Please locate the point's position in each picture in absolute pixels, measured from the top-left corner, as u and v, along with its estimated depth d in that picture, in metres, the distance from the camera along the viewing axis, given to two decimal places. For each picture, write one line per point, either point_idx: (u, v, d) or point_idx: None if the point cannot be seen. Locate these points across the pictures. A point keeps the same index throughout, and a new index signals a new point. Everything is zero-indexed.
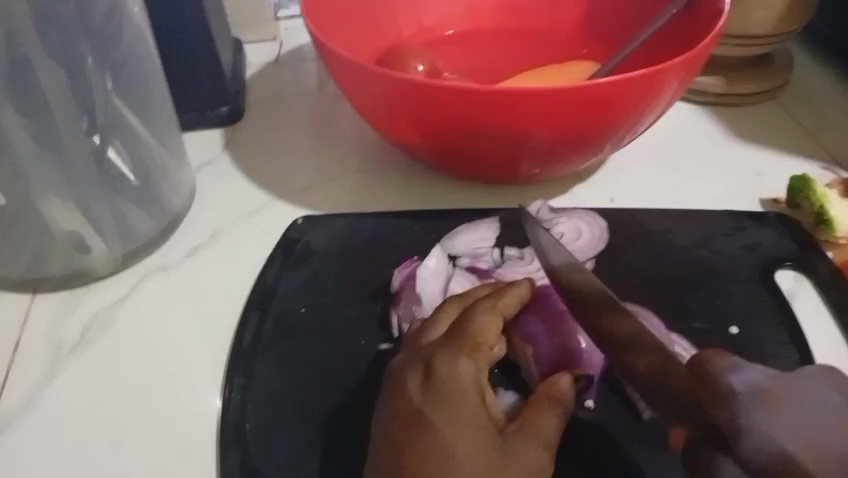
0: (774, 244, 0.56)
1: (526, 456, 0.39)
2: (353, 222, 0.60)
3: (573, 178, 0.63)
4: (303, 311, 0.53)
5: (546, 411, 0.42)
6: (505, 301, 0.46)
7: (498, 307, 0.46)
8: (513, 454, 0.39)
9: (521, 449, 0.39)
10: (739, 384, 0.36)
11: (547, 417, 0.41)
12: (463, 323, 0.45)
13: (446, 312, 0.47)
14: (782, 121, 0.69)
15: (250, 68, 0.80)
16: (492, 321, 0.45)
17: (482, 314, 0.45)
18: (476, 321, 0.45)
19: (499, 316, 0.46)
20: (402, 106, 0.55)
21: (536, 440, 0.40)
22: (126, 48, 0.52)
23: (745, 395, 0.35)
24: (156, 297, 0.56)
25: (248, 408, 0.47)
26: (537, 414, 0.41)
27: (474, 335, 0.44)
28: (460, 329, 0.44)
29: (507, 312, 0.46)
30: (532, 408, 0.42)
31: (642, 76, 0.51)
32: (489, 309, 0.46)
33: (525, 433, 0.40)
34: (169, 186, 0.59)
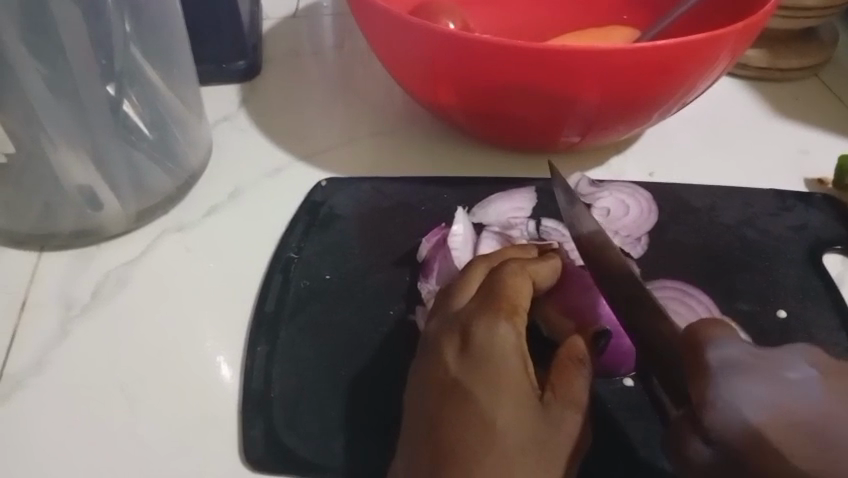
0: (822, 226, 0.53)
1: (569, 426, 0.36)
2: (380, 186, 0.57)
3: (611, 149, 0.60)
4: (328, 277, 0.50)
5: (575, 373, 0.37)
6: (536, 268, 0.43)
7: (527, 269, 0.42)
8: (554, 425, 0.35)
9: (560, 420, 0.36)
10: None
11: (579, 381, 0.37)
12: (495, 282, 0.41)
13: (473, 275, 0.43)
14: (825, 100, 0.66)
15: (268, 23, 0.76)
16: (523, 281, 0.41)
17: (512, 274, 0.41)
18: (509, 282, 0.40)
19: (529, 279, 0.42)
20: (438, 64, 0.52)
21: (571, 405, 0.36)
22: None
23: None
24: (173, 258, 0.53)
25: (272, 375, 0.45)
26: (567, 376, 0.37)
27: (509, 296, 0.40)
28: (492, 288, 0.40)
29: (537, 279, 0.43)
30: (560, 370, 0.38)
31: (700, 41, 0.48)
32: (519, 269, 0.42)
33: (561, 400, 0.36)
34: (185, 139, 0.56)
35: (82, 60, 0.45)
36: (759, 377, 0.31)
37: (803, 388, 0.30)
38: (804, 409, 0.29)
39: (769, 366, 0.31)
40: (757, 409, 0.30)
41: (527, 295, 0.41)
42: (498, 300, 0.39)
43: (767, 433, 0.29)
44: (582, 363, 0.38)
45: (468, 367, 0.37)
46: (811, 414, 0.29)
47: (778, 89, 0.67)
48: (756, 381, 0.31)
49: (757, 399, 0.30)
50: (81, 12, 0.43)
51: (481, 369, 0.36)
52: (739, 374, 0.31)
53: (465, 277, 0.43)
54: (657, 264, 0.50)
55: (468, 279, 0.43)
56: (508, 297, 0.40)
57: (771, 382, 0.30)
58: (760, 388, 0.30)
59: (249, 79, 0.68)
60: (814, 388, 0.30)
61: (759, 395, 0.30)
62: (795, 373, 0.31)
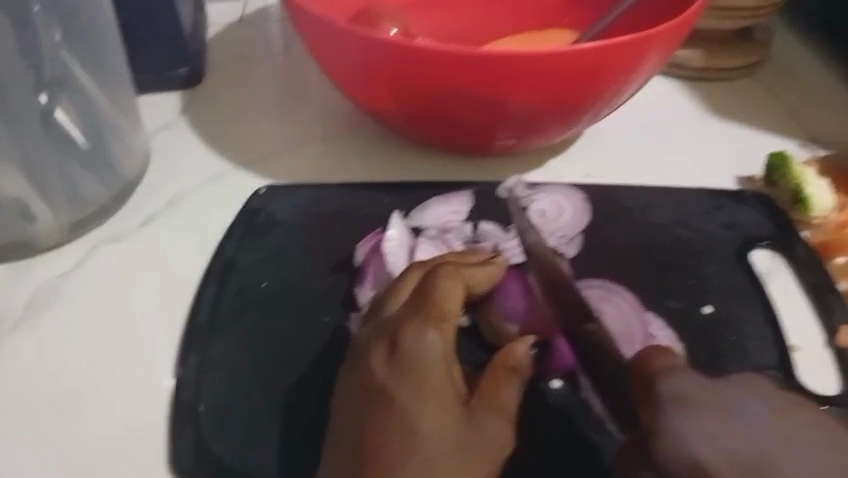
0: (752, 223, 0.54)
1: (492, 431, 0.36)
2: (320, 192, 0.56)
3: (549, 152, 0.61)
4: (264, 285, 0.50)
5: (505, 381, 0.37)
6: (470, 273, 0.43)
7: (460, 273, 0.42)
8: (478, 429, 0.36)
9: (485, 422, 0.36)
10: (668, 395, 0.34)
11: (509, 390, 0.37)
12: (427, 287, 0.40)
13: (408, 278, 0.42)
14: (761, 98, 0.67)
15: (212, 29, 0.76)
16: (456, 286, 0.41)
17: (445, 277, 0.41)
18: (442, 287, 0.40)
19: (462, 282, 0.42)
20: (372, 69, 0.53)
21: (498, 411, 0.37)
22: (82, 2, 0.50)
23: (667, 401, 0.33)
24: (109, 269, 0.52)
25: (203, 386, 0.45)
26: (496, 383, 0.37)
27: (440, 301, 0.39)
28: (424, 292, 0.40)
29: (473, 286, 0.43)
30: (490, 376, 0.38)
31: (624, 44, 0.50)
32: (452, 272, 0.41)
33: (488, 405, 0.37)
34: (122, 148, 0.56)
35: (9, 67, 0.46)
36: (707, 412, 0.32)
37: (758, 426, 0.32)
38: (755, 445, 0.31)
39: (720, 402, 0.33)
40: (704, 443, 0.31)
41: (459, 299, 0.40)
42: (428, 306, 0.39)
43: (714, 461, 0.31)
44: (515, 372, 0.38)
45: (394, 375, 0.37)
46: (758, 447, 0.31)
47: (715, 88, 0.68)
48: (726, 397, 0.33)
49: (705, 434, 0.32)
50: (9, 21, 0.45)
51: (404, 375, 0.37)
52: (688, 408, 0.33)
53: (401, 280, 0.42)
54: (589, 265, 0.51)
55: (402, 281, 0.42)
56: (439, 301, 0.39)
57: (716, 418, 0.32)
58: (702, 424, 0.32)
59: (191, 87, 0.68)
60: (767, 426, 0.32)
61: (706, 431, 0.32)
62: (746, 411, 0.33)
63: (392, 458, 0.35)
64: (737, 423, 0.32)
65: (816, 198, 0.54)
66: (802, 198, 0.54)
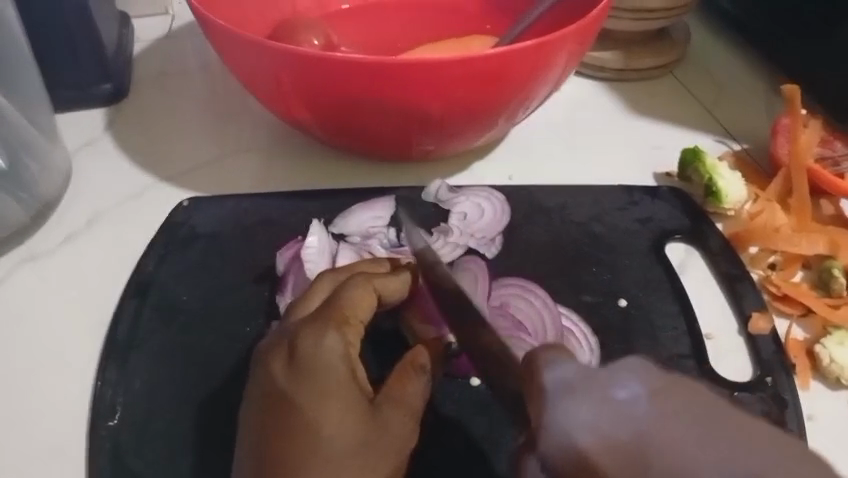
0: (666, 217, 0.56)
1: (396, 427, 0.37)
2: (244, 203, 0.57)
3: (471, 155, 0.62)
4: (185, 298, 0.50)
5: (411, 379, 0.39)
6: (382, 281, 0.43)
7: (371, 282, 0.43)
8: (380, 427, 0.37)
9: (386, 419, 0.37)
10: (549, 383, 0.30)
11: (413, 387, 0.39)
12: (333, 296, 0.42)
13: (318, 288, 0.43)
14: (678, 95, 0.69)
15: (139, 44, 0.75)
16: (365, 295, 0.42)
17: (354, 287, 0.42)
18: (347, 295, 0.41)
19: (372, 291, 0.43)
20: (286, 81, 0.53)
21: (402, 408, 0.38)
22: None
23: (550, 393, 0.29)
24: (28, 289, 0.52)
25: (120, 403, 0.44)
26: (402, 382, 0.39)
27: (345, 309, 0.41)
28: (330, 301, 0.41)
29: (383, 294, 0.43)
30: (396, 376, 0.39)
31: (530, 48, 0.51)
32: (361, 281, 0.43)
33: (391, 403, 0.38)
34: (41, 169, 0.56)
35: None
36: (587, 400, 0.28)
37: (644, 407, 0.27)
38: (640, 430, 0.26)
39: (603, 386, 0.28)
40: (586, 430, 0.27)
41: (369, 309, 0.42)
42: (331, 312, 0.40)
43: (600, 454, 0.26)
44: (422, 371, 0.39)
45: (294, 378, 0.37)
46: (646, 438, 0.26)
47: (635, 88, 0.70)
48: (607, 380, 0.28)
49: (584, 423, 0.27)
50: None
51: (305, 379, 0.37)
52: (569, 396, 0.28)
53: (309, 290, 0.43)
54: (507, 265, 0.52)
55: (312, 291, 0.43)
56: (343, 309, 0.41)
57: (597, 404, 0.28)
58: (579, 413, 0.28)
59: (115, 102, 0.67)
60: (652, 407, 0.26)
61: (587, 420, 0.27)
62: (629, 391, 0.27)
63: (296, 460, 0.35)
64: (617, 407, 0.27)
65: (727, 190, 0.56)
66: (713, 191, 0.56)
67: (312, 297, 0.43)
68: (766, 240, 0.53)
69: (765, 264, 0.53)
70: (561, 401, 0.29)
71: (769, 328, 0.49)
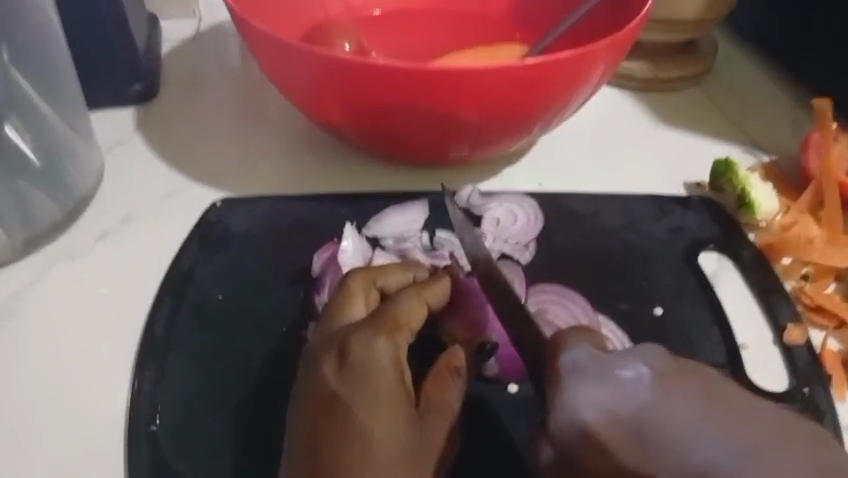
0: (699, 226, 0.56)
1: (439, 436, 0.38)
2: (276, 204, 0.57)
3: (503, 161, 0.62)
4: (220, 298, 0.50)
5: (448, 384, 0.40)
6: (432, 291, 0.43)
7: (423, 294, 0.43)
8: (425, 435, 0.38)
9: (432, 428, 0.38)
10: (566, 362, 0.37)
11: (451, 391, 0.40)
12: (385, 304, 0.42)
13: (360, 293, 0.43)
14: (706, 107, 0.69)
15: (166, 44, 0.75)
16: (419, 307, 0.42)
17: (407, 298, 0.42)
18: (400, 304, 0.41)
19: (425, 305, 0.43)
20: (323, 84, 0.53)
21: (445, 413, 0.39)
22: (28, 22, 0.51)
23: (566, 373, 0.37)
24: (63, 287, 0.52)
25: (159, 403, 0.44)
26: (439, 386, 0.40)
27: (396, 315, 0.41)
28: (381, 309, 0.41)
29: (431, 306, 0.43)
30: (435, 378, 0.40)
31: (568, 57, 0.51)
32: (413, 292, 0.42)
33: (432, 409, 0.39)
34: (76, 167, 0.56)
35: None
36: (604, 382, 0.35)
37: (646, 394, 0.35)
38: (648, 419, 0.34)
39: (612, 369, 0.36)
40: (593, 412, 0.35)
41: (420, 319, 0.42)
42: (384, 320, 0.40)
43: (603, 436, 0.34)
44: (457, 373, 0.40)
45: (347, 381, 0.38)
46: (665, 430, 0.33)
47: (662, 98, 0.70)
48: (622, 366, 0.36)
49: (592, 402, 0.35)
50: None
51: (358, 385, 0.37)
52: (578, 377, 0.36)
53: (347, 290, 0.43)
54: (541, 271, 0.52)
55: (354, 295, 0.43)
56: (395, 316, 0.41)
57: (607, 384, 0.35)
58: (593, 391, 0.35)
59: (145, 103, 0.67)
60: (650, 392, 0.35)
61: (597, 400, 0.35)
62: (635, 373, 0.35)
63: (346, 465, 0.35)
64: (623, 391, 0.35)
65: (760, 201, 0.56)
66: (747, 202, 0.56)
67: (351, 297, 0.43)
68: (799, 250, 0.54)
69: (797, 275, 0.53)
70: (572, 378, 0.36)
71: (804, 339, 0.49)
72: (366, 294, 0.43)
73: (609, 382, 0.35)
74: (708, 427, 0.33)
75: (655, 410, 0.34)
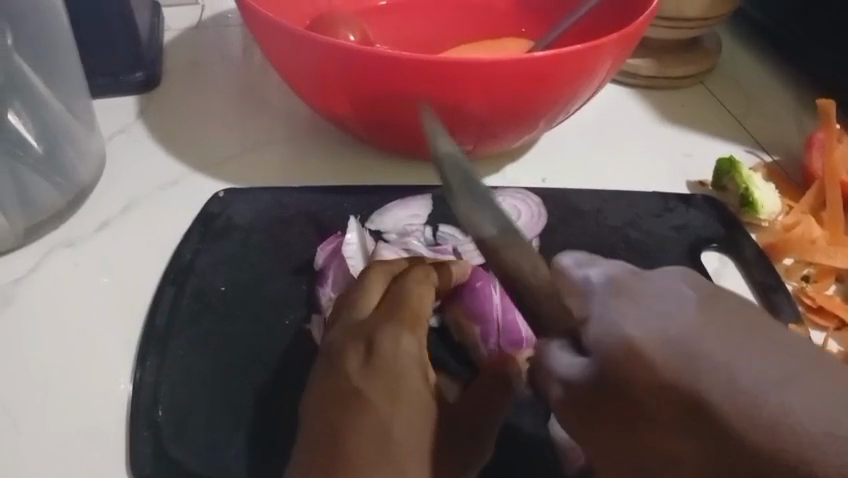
0: (701, 225, 0.56)
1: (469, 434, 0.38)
2: (279, 195, 0.57)
3: (506, 156, 0.62)
4: (223, 288, 0.50)
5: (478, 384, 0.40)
6: (441, 280, 0.43)
7: (431, 279, 0.43)
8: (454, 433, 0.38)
9: (451, 425, 0.38)
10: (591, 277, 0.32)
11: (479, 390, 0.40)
12: (398, 291, 0.42)
13: (376, 283, 0.43)
14: (710, 105, 0.69)
15: (169, 33, 0.75)
16: (429, 293, 0.42)
17: (420, 284, 0.42)
18: (414, 291, 0.41)
19: (432, 286, 0.42)
20: (327, 74, 0.53)
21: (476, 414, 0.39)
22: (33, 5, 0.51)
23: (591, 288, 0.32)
24: (63, 275, 0.51)
25: (160, 391, 0.44)
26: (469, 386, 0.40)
27: (414, 306, 0.41)
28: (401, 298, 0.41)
29: (445, 298, 0.43)
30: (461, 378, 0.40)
31: (576, 51, 0.51)
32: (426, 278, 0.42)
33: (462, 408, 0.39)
34: (77, 152, 0.55)
35: None
36: (633, 300, 0.31)
37: (690, 310, 0.30)
38: (682, 327, 0.29)
39: (639, 289, 0.31)
40: (635, 325, 0.30)
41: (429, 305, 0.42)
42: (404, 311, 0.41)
43: (650, 356, 0.29)
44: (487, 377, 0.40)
45: (368, 375, 0.38)
46: (687, 342, 0.29)
47: (666, 96, 0.70)
48: (658, 288, 0.31)
49: (628, 318, 0.30)
50: None
51: (383, 378, 0.37)
52: (605, 295, 0.31)
53: (368, 279, 0.43)
54: None
55: (375, 286, 0.43)
56: (414, 308, 0.41)
57: (641, 302, 0.30)
58: (624, 311, 0.30)
59: (147, 91, 0.67)
60: (696, 314, 0.29)
61: (628, 314, 0.30)
62: (669, 295, 0.31)
63: (367, 454, 0.35)
64: (659, 307, 0.30)
65: (763, 200, 0.56)
66: (750, 201, 0.56)
67: (371, 288, 0.42)
68: (801, 252, 0.54)
69: (799, 276, 0.54)
70: (603, 295, 0.31)
71: (805, 339, 0.49)
72: (386, 284, 0.43)
73: (643, 300, 0.30)
74: (751, 339, 0.28)
75: (700, 331, 0.29)
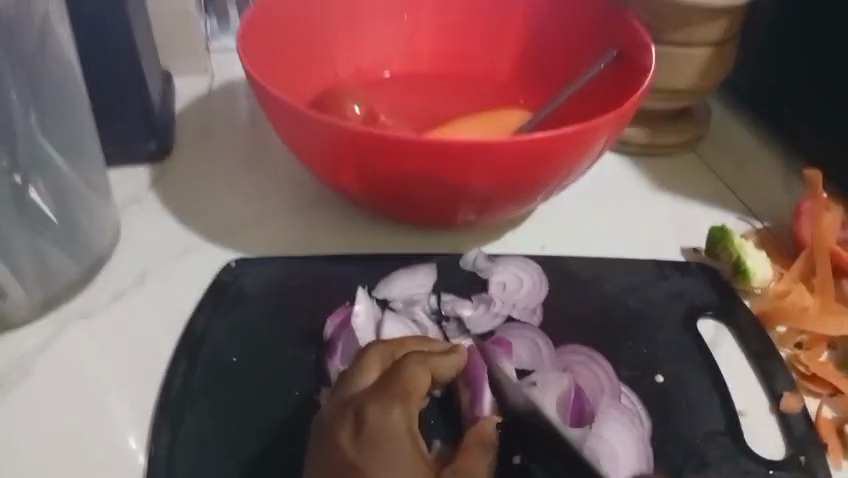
0: (697, 292, 0.58)
1: None
2: (289, 265, 0.58)
3: (507, 225, 0.64)
4: (235, 359, 0.52)
5: (476, 455, 0.42)
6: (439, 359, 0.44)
7: (429, 360, 0.44)
8: None
9: None
10: None
11: (477, 461, 0.42)
12: (393, 369, 0.43)
13: (372, 360, 0.44)
14: (702, 173, 0.72)
15: (179, 102, 0.77)
16: (423, 372, 0.43)
17: (414, 364, 0.43)
18: (408, 370, 0.42)
19: (429, 369, 0.43)
20: (336, 152, 0.55)
21: None
22: (56, 88, 0.53)
23: None
24: (79, 346, 0.53)
25: (175, 464, 0.46)
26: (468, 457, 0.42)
27: (406, 383, 0.42)
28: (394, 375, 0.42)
29: (438, 374, 0.44)
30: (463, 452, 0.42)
31: (574, 130, 0.54)
32: (422, 358, 0.43)
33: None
34: (92, 225, 0.57)
35: None
36: None
37: None
38: None
39: None
40: None
41: (425, 385, 0.43)
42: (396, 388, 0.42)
43: None
44: (484, 448, 0.43)
45: (362, 450, 0.39)
46: None
47: (660, 163, 0.72)
48: None
49: None
50: None
51: (377, 453, 0.39)
52: None
53: (363, 361, 0.44)
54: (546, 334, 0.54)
55: (368, 363, 0.44)
56: (406, 384, 0.42)
57: None
58: None
59: (159, 161, 0.69)
60: None
61: None
62: None
63: None
64: None
65: (755, 269, 0.58)
66: (742, 270, 0.58)
67: (368, 366, 0.44)
68: (795, 319, 0.55)
69: (792, 343, 0.55)
70: None
71: (800, 406, 0.51)
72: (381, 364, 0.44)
73: None
74: None
75: None
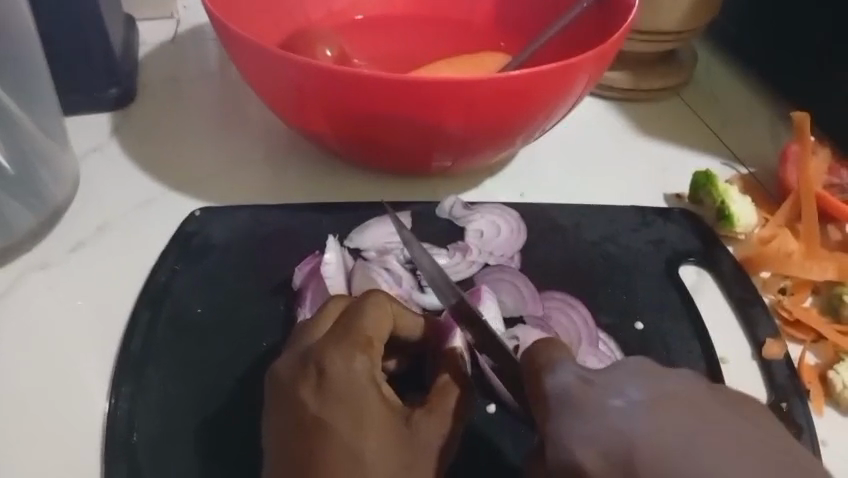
0: (679, 239, 0.57)
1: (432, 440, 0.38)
2: (257, 214, 0.56)
3: (484, 172, 0.62)
4: (200, 311, 0.50)
5: (448, 394, 0.40)
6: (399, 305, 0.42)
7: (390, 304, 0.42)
8: (418, 444, 0.38)
9: (421, 438, 0.38)
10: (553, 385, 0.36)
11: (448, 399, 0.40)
12: (351, 315, 0.41)
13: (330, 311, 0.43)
14: (686, 118, 0.69)
15: (144, 48, 0.74)
16: (384, 316, 0.41)
17: (373, 307, 0.41)
18: (366, 316, 0.41)
19: (390, 313, 0.42)
20: (303, 94, 0.53)
21: (441, 423, 0.39)
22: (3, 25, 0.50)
23: (558, 398, 0.35)
24: (36, 299, 0.51)
25: (136, 419, 0.44)
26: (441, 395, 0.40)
27: (364, 329, 0.40)
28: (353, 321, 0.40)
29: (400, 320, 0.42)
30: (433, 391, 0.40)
31: (553, 70, 0.51)
32: (384, 300, 0.42)
33: (430, 421, 0.39)
34: (50, 174, 0.55)
35: None
36: (584, 417, 0.33)
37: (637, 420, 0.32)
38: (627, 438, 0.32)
39: (598, 403, 0.34)
40: (581, 439, 0.33)
41: (387, 328, 0.41)
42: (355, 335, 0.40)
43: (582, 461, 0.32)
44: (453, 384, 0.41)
45: (325, 401, 0.38)
46: (652, 449, 0.31)
47: (643, 109, 0.70)
48: (612, 400, 0.33)
49: (583, 435, 0.33)
50: None
51: (340, 406, 0.38)
52: (562, 407, 0.34)
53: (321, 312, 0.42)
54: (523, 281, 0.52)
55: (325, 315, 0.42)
56: (366, 331, 0.40)
57: (596, 421, 0.33)
58: (581, 426, 0.33)
59: (122, 108, 0.66)
60: (641, 413, 0.32)
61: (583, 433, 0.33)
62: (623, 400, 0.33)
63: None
64: (613, 420, 0.33)
65: (740, 215, 0.56)
66: (726, 215, 0.56)
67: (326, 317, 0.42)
68: (778, 265, 0.54)
69: (775, 289, 0.54)
70: (563, 411, 0.34)
71: (783, 353, 0.49)
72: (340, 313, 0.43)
73: (600, 419, 0.33)
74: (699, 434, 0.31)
75: (659, 435, 0.31)
